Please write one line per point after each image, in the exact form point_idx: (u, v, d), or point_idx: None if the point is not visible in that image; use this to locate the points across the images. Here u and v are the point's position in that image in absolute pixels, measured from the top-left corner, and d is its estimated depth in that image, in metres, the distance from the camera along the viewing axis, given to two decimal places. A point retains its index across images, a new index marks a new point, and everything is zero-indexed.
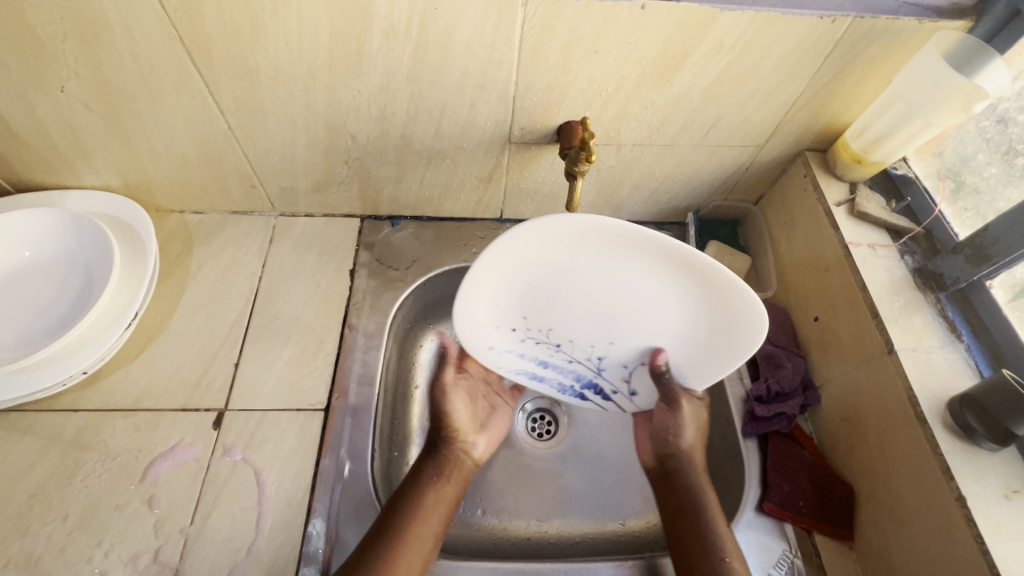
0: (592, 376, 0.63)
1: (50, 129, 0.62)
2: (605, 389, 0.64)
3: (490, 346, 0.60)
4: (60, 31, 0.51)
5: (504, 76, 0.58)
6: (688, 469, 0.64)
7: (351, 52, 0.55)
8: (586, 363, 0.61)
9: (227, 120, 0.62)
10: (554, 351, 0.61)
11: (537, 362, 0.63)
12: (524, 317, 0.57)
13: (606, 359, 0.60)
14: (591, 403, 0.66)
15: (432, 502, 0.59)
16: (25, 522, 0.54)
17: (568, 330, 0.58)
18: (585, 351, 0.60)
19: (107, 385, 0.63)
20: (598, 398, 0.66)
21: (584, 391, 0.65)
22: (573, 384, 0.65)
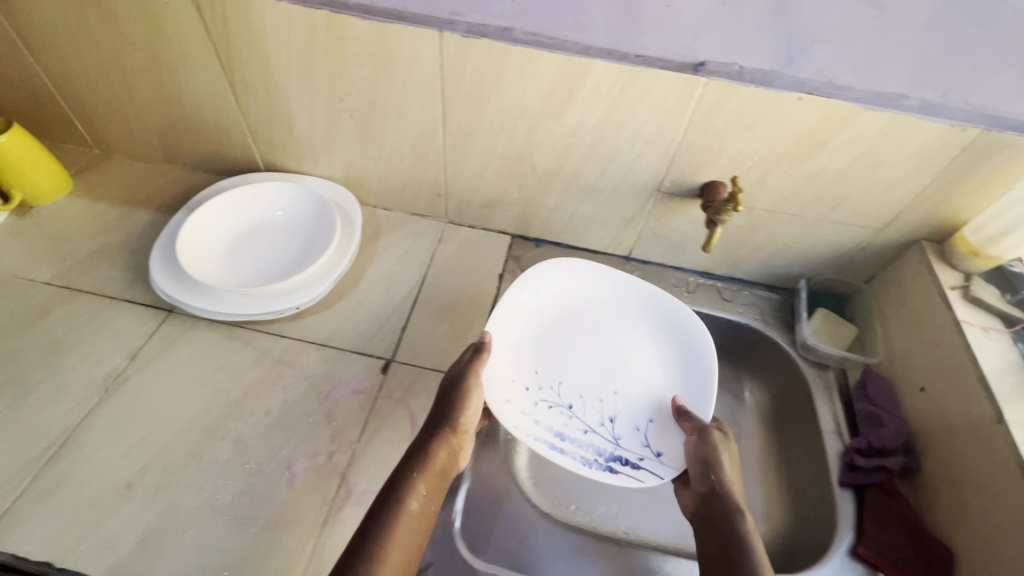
0: (613, 449, 0.73)
1: (317, 128, 0.84)
2: (629, 458, 0.72)
3: (513, 380, 0.77)
4: (364, 60, 0.72)
5: (671, 136, 0.73)
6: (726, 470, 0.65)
7: (560, 103, 0.72)
8: (603, 429, 0.75)
9: (444, 140, 0.81)
10: (567, 418, 0.76)
11: (553, 433, 0.74)
12: (535, 372, 0.79)
13: (619, 406, 0.77)
14: (621, 475, 0.71)
15: (411, 517, 0.57)
16: (238, 408, 0.69)
17: (569, 400, 0.78)
18: (567, 404, 0.77)
19: (306, 322, 0.79)
20: (625, 471, 0.71)
21: (611, 463, 0.72)
22: (598, 458, 0.72)
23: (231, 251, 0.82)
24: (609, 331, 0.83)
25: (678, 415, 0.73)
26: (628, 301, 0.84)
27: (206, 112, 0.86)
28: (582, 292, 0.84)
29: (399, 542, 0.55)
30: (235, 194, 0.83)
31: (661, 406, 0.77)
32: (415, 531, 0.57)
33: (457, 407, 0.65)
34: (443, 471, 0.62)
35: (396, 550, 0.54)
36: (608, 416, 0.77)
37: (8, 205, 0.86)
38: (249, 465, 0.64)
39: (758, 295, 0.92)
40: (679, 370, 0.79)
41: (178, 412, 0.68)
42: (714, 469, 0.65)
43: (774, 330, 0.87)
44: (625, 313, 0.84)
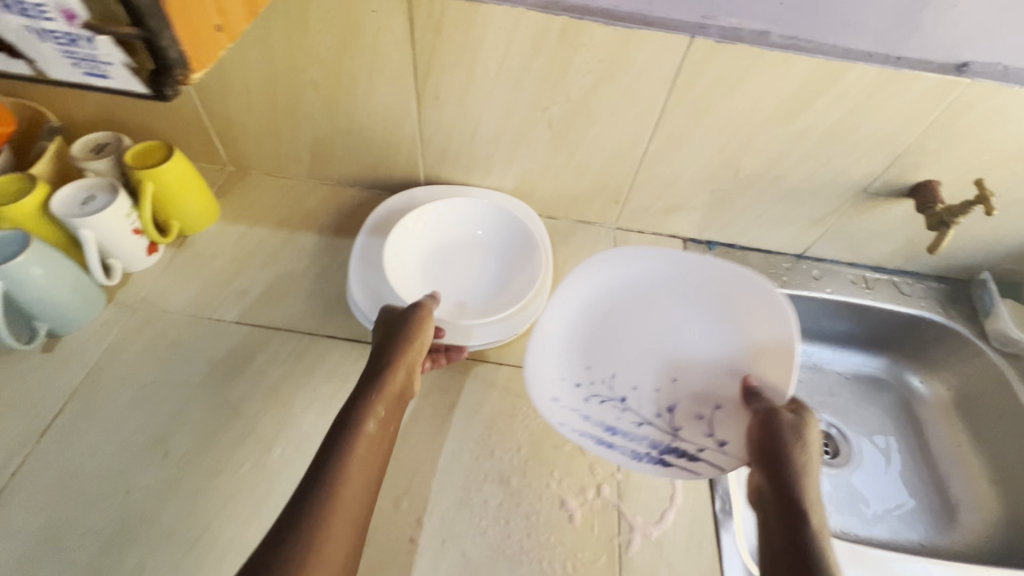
0: (668, 441, 0.67)
1: (504, 138, 0.79)
2: (688, 450, 0.66)
3: (560, 377, 0.71)
4: (589, 68, 0.67)
5: (904, 138, 0.71)
6: (785, 453, 0.56)
7: (796, 107, 0.68)
8: (664, 420, 0.70)
9: (646, 148, 0.77)
10: (620, 411, 0.70)
11: (603, 428, 0.68)
12: (586, 367, 0.74)
13: (677, 393, 0.72)
14: (674, 470, 0.64)
15: (369, 435, 0.54)
16: (489, 447, 0.66)
17: (625, 389, 0.73)
18: (654, 406, 0.71)
19: (518, 346, 0.76)
20: (680, 463, 0.65)
21: (664, 456, 0.65)
22: (649, 452, 0.66)
23: (428, 279, 0.79)
24: (676, 314, 0.76)
25: (746, 395, 0.66)
26: (680, 275, 0.75)
27: (378, 125, 0.79)
28: (637, 280, 0.77)
29: (359, 459, 0.52)
30: (430, 220, 0.82)
31: (733, 396, 0.70)
32: (371, 449, 0.54)
33: (411, 338, 0.64)
34: (399, 394, 0.61)
35: (357, 465, 0.52)
36: (698, 412, 0.71)
37: (168, 238, 0.78)
38: (523, 507, 0.62)
39: (933, 286, 0.92)
40: (748, 351, 0.70)
41: (429, 455, 0.65)
42: (784, 455, 0.56)
43: (959, 323, 0.88)
44: (699, 295, 0.75)
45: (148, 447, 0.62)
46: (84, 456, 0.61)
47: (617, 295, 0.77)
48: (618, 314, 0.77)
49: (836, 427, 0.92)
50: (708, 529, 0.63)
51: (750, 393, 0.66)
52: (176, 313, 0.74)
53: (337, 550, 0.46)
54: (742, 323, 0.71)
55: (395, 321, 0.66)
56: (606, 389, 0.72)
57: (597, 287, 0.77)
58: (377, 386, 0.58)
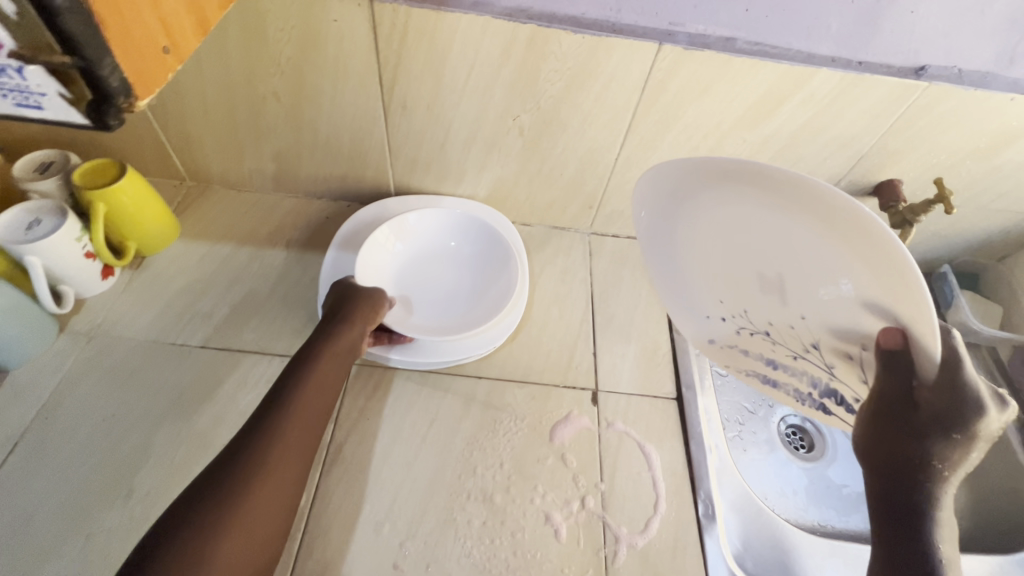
0: (828, 382, 0.54)
1: (475, 146, 0.77)
2: (847, 399, 0.53)
3: (707, 316, 0.63)
4: (559, 76, 0.67)
5: (868, 139, 0.72)
6: (921, 444, 0.45)
7: (763, 112, 0.69)
8: (819, 356, 0.54)
9: (619, 153, 0.77)
10: (771, 343, 0.58)
11: (766, 364, 0.60)
12: (721, 301, 0.61)
13: (812, 333, 0.53)
14: (838, 418, 0.56)
15: (312, 385, 0.58)
16: (471, 464, 0.65)
17: (767, 322, 0.57)
18: (799, 341, 0.55)
19: (497, 358, 0.75)
20: (847, 407, 0.54)
21: (824, 403, 0.56)
22: (813, 390, 0.57)
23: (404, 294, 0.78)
24: (795, 234, 0.50)
25: (881, 360, 0.45)
26: (760, 189, 0.50)
27: (344, 135, 0.77)
28: (734, 202, 0.53)
29: (301, 405, 0.56)
30: (405, 232, 0.80)
31: (875, 334, 0.47)
32: (313, 398, 0.58)
33: (368, 301, 0.69)
34: (348, 352, 0.64)
35: (299, 411, 0.56)
36: (843, 349, 0.51)
37: (124, 260, 0.74)
38: (508, 524, 0.61)
39: None
40: (891, 284, 0.43)
41: (410, 477, 0.63)
42: (920, 443, 0.45)
43: None
44: (802, 212, 0.48)
45: (109, 487, 0.59)
46: (38, 501, 0.57)
47: (706, 213, 0.57)
48: (716, 240, 0.58)
49: (812, 423, 0.95)
50: (692, 535, 0.63)
51: (893, 354, 0.45)
52: (135, 339, 0.70)
53: (282, 475, 0.51)
54: (890, 262, 0.42)
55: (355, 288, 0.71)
56: (745, 318, 0.59)
57: (671, 224, 0.62)
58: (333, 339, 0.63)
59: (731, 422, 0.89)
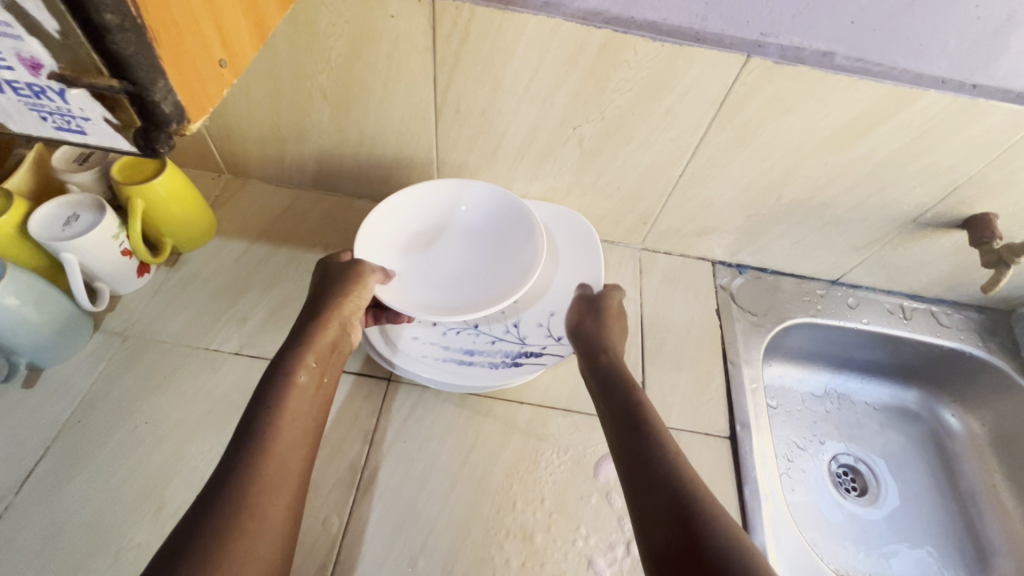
0: (517, 346, 0.70)
1: (529, 154, 0.72)
2: (528, 351, 0.70)
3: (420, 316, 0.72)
4: (628, 86, 0.61)
5: (968, 170, 0.65)
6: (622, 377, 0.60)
7: (852, 135, 0.63)
8: (500, 333, 0.72)
9: (683, 170, 0.71)
10: (475, 334, 0.71)
11: (464, 351, 0.70)
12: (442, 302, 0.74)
13: (522, 324, 0.72)
14: (528, 365, 0.68)
15: (301, 389, 0.55)
16: (510, 498, 0.61)
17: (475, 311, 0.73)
18: (501, 325, 0.72)
19: (540, 382, 0.71)
20: (528, 361, 0.69)
21: (516, 357, 0.69)
22: (505, 359, 0.69)
23: (416, 271, 0.73)
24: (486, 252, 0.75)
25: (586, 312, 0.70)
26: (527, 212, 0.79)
27: (391, 136, 0.73)
28: (479, 227, 0.76)
29: (289, 416, 0.52)
30: (416, 200, 0.75)
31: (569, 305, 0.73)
32: (303, 405, 0.54)
33: (345, 295, 0.63)
34: (334, 346, 0.61)
35: (287, 422, 0.52)
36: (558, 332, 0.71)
37: (159, 257, 0.71)
38: (548, 567, 0.58)
39: (972, 316, 0.88)
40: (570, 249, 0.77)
41: (447, 507, 0.60)
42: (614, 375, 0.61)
43: (999, 357, 0.84)
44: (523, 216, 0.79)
45: (139, 500, 0.57)
46: (69, 510, 0.56)
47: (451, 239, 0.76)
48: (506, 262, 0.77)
49: (866, 464, 0.88)
50: None
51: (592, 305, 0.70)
52: (170, 342, 0.67)
53: (277, 512, 0.47)
54: (575, 235, 0.78)
55: (331, 275, 0.66)
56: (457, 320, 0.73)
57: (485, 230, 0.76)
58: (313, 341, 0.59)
59: (780, 457, 0.85)
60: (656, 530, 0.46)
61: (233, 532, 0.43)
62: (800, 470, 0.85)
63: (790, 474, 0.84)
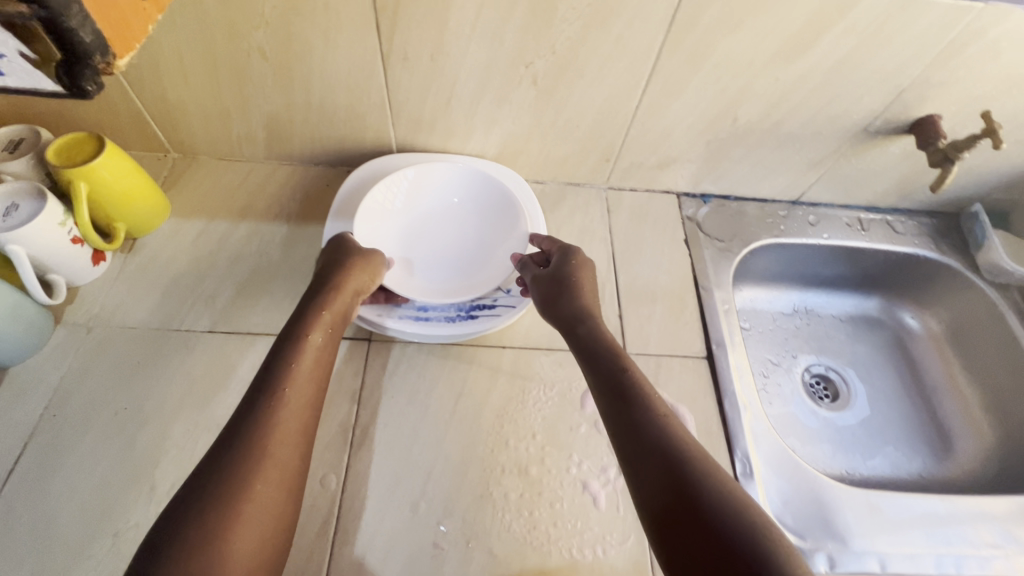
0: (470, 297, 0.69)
1: (485, 99, 0.71)
2: (483, 301, 0.70)
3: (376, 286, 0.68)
4: (576, 14, 0.60)
5: (912, 71, 0.67)
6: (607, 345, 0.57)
7: (799, 47, 0.64)
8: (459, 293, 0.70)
9: (640, 100, 0.71)
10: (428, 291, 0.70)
11: (418, 307, 0.68)
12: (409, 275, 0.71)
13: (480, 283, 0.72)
14: (482, 315, 0.68)
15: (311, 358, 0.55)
16: (502, 437, 0.63)
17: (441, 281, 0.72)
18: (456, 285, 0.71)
19: (520, 327, 0.72)
20: (484, 312, 0.68)
21: (471, 309, 0.69)
22: (460, 312, 0.68)
23: (409, 252, 0.73)
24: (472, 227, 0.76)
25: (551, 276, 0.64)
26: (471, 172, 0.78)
27: (342, 94, 0.70)
28: (465, 204, 0.76)
29: (301, 382, 0.52)
30: (410, 183, 0.74)
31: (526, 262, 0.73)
32: (315, 374, 0.54)
33: (359, 271, 0.63)
34: (341, 320, 0.60)
35: (299, 386, 0.52)
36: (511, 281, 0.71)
37: (114, 243, 0.69)
38: (546, 495, 0.60)
39: (925, 222, 0.92)
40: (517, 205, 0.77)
41: (442, 453, 0.61)
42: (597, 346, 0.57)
43: (951, 257, 0.88)
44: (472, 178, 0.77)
45: (130, 483, 0.56)
46: (59, 502, 0.55)
47: (439, 215, 0.76)
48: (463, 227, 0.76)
49: (836, 372, 0.93)
50: None
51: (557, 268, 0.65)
52: (138, 328, 0.66)
53: (281, 468, 0.47)
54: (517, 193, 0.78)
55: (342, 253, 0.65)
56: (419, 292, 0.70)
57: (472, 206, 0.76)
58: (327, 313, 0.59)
59: (756, 374, 0.89)
60: (652, 486, 0.45)
61: (244, 479, 0.45)
62: (775, 385, 0.89)
63: (764, 391, 0.88)
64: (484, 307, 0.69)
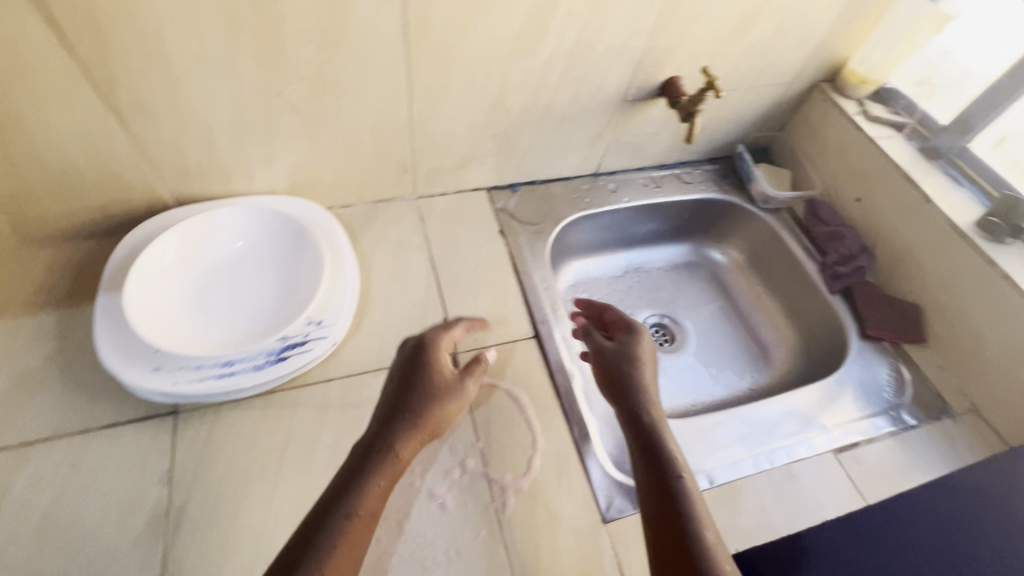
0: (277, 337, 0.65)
1: (251, 135, 0.68)
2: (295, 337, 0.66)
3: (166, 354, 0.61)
4: (306, 37, 0.60)
5: (639, 43, 0.75)
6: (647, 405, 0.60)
7: (533, 36, 0.68)
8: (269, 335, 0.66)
9: (410, 108, 0.73)
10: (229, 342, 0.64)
11: (222, 362, 0.62)
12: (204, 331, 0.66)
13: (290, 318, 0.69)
14: (295, 354, 0.65)
15: (393, 469, 0.51)
16: (338, 472, 0.61)
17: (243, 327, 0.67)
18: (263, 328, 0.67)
19: (345, 355, 0.70)
20: (298, 349, 0.65)
21: (282, 350, 0.65)
22: (269, 356, 0.64)
23: (199, 306, 0.67)
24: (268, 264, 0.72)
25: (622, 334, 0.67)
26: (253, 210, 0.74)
27: (80, 157, 0.63)
28: (255, 245, 0.73)
29: (379, 485, 0.50)
30: (183, 236, 0.68)
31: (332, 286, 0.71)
32: (393, 478, 0.51)
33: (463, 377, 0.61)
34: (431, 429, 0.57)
35: (374, 491, 0.49)
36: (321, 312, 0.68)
37: None
38: (391, 516, 0.59)
39: (707, 168, 1.03)
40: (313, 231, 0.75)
41: (274, 508, 0.58)
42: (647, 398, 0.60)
43: (731, 194, 1.00)
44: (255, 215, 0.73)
45: None
46: None
47: (228, 261, 0.72)
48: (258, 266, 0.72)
49: (669, 317, 1.01)
50: (572, 459, 0.65)
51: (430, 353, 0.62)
52: None
53: None
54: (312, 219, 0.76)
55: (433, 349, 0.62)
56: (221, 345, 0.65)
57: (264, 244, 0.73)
58: (427, 394, 0.57)
59: None
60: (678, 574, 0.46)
61: None
62: None
63: None
64: (297, 345, 0.65)
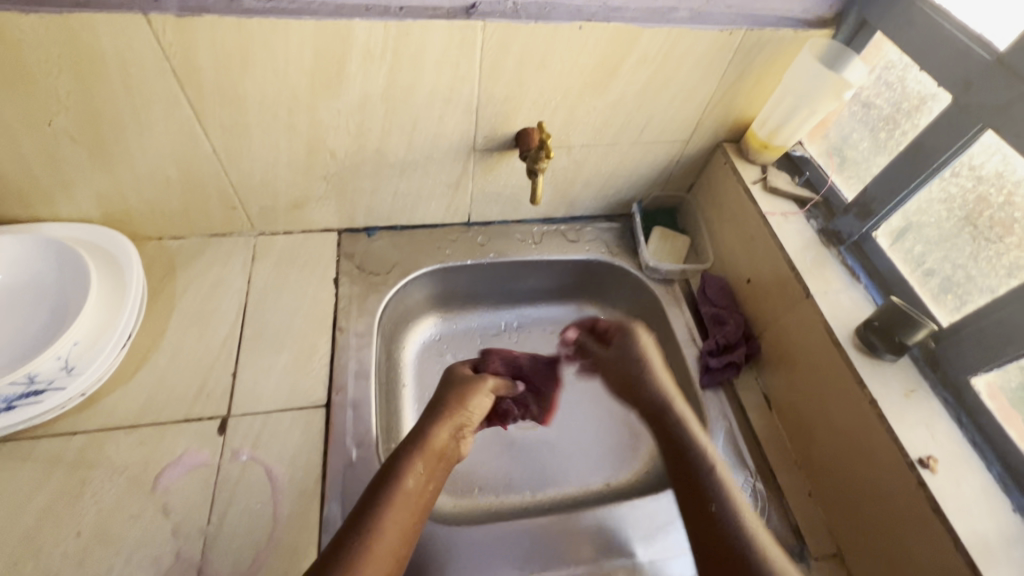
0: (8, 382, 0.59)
1: (33, 164, 0.64)
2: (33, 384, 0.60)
3: None
4: (54, 68, 0.55)
5: (469, 91, 0.67)
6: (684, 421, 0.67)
7: (332, 77, 0.62)
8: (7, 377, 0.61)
9: (213, 145, 0.67)
10: None
11: None
12: None
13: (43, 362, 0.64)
14: (25, 404, 0.59)
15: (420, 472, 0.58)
16: (36, 543, 0.55)
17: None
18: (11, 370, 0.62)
19: (104, 406, 0.64)
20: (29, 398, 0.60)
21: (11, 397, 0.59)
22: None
23: None
24: (44, 298, 0.68)
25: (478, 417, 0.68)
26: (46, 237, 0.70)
27: None
28: (38, 276, 0.69)
29: (407, 484, 0.56)
30: None
31: (105, 330, 0.66)
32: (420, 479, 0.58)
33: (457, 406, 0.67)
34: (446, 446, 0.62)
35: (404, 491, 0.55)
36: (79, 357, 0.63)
37: None
38: None
39: (600, 225, 0.93)
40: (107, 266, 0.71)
41: None
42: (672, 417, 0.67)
43: (619, 257, 0.90)
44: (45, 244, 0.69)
45: None
46: None
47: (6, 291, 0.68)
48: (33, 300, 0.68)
49: None
50: (308, 560, 0.57)
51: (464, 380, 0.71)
52: None
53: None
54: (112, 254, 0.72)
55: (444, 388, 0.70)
56: None
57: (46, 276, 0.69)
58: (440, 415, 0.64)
59: None
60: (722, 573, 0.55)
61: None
62: None
63: None
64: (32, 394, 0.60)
